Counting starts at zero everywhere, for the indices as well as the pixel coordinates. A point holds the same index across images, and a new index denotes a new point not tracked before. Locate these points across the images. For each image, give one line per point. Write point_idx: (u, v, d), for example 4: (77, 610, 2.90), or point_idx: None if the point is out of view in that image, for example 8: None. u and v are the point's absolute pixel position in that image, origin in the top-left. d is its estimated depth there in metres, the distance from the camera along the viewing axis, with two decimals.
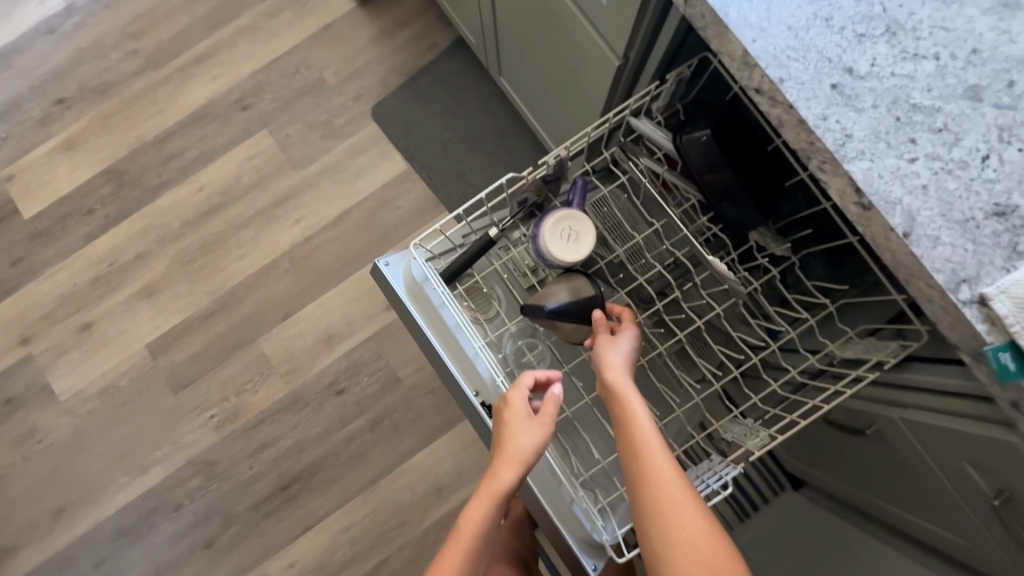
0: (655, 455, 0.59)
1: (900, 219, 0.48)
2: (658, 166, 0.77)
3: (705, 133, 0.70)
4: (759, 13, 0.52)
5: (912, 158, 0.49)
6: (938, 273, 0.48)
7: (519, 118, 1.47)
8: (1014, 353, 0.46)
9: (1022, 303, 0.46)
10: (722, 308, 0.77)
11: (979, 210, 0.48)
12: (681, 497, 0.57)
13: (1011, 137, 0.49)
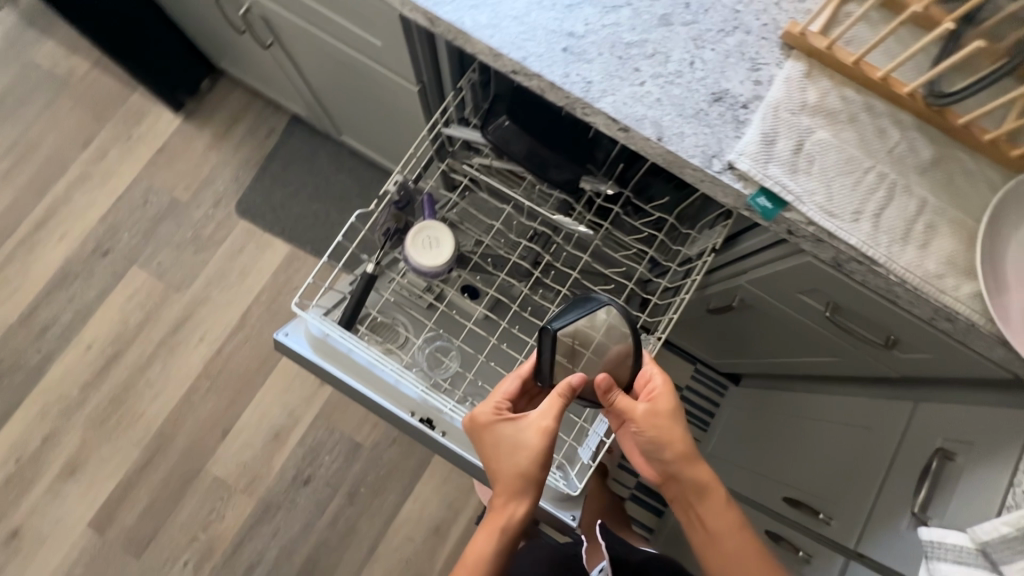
0: (705, 512, 0.67)
1: (651, 129, 0.61)
2: (485, 160, 0.87)
3: (505, 119, 0.82)
4: (490, 15, 0.63)
5: (642, 82, 0.62)
6: (693, 158, 0.60)
7: (376, 167, 1.55)
8: (766, 196, 0.60)
9: (754, 156, 0.59)
10: (587, 253, 0.87)
11: (704, 102, 0.62)
12: (721, 538, 0.66)
13: (703, 42, 0.63)
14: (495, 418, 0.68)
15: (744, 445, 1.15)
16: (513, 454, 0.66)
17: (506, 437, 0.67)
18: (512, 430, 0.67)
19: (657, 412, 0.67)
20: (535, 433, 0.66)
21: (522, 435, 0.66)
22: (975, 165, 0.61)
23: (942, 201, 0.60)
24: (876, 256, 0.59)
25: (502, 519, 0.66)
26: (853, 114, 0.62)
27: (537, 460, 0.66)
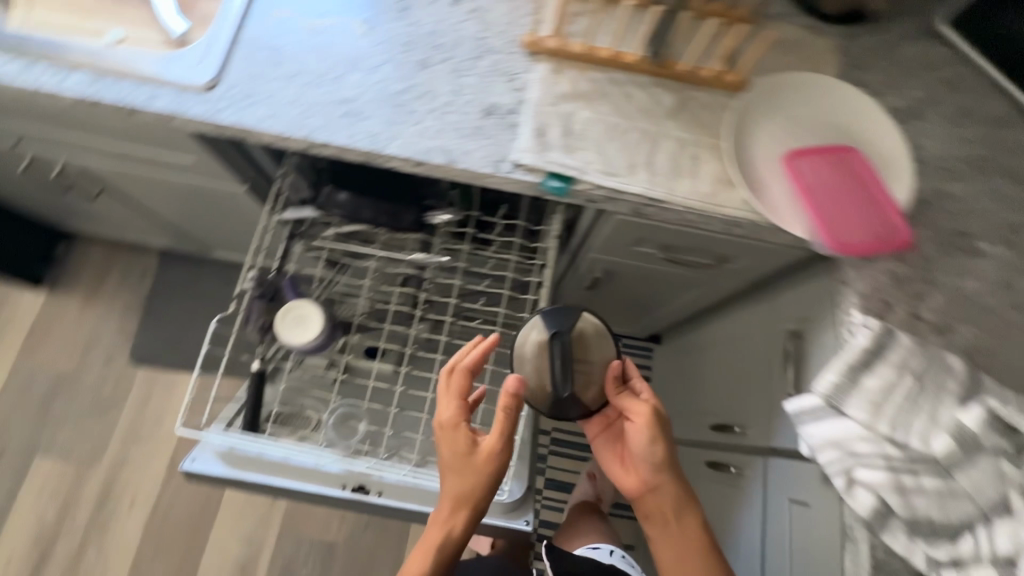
0: (679, 528, 0.65)
1: (441, 156, 0.68)
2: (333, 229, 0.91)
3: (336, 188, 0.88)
4: (266, 107, 0.68)
5: (420, 120, 0.69)
6: (485, 167, 0.68)
7: None
8: (555, 177, 0.68)
9: (531, 150, 0.68)
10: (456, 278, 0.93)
11: (477, 119, 0.70)
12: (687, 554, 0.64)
13: (461, 72, 0.72)
14: (451, 430, 0.70)
15: (675, 392, 1.22)
16: (462, 468, 0.68)
17: (459, 445, 0.69)
18: (467, 443, 0.69)
19: (654, 419, 0.67)
20: (483, 451, 0.69)
21: (472, 450, 0.69)
22: (708, 98, 0.73)
23: (693, 132, 0.71)
24: (659, 195, 0.68)
25: (437, 537, 0.67)
26: (602, 90, 0.72)
27: (479, 477, 0.68)
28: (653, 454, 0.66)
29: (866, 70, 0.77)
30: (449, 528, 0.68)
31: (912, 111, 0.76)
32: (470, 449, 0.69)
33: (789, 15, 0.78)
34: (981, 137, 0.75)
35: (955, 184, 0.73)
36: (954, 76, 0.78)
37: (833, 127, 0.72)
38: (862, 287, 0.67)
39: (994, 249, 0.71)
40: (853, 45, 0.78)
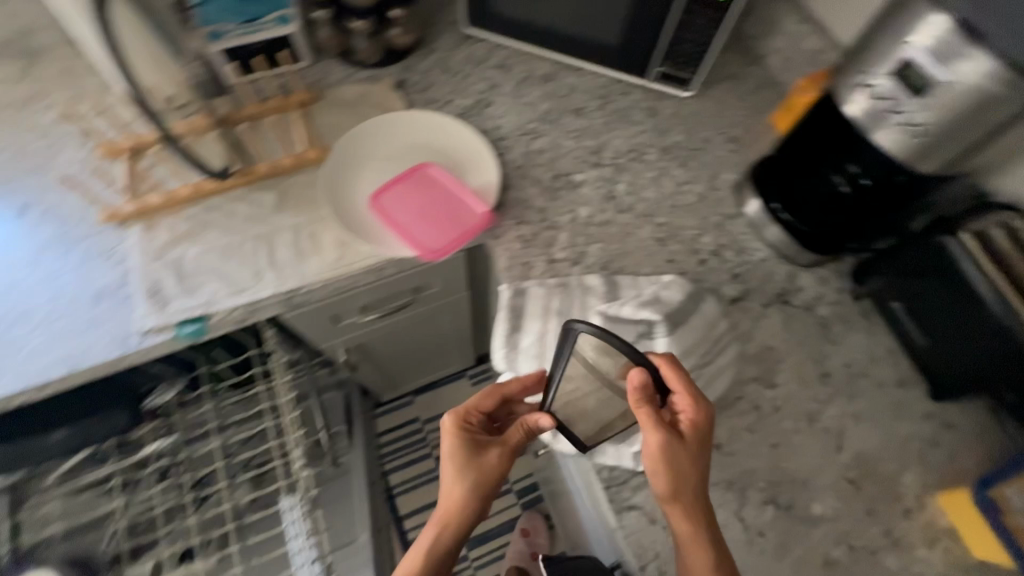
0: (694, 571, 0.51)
1: (62, 367, 0.65)
2: (48, 477, 0.85)
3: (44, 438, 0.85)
4: None
5: (25, 345, 0.66)
6: (112, 352, 0.66)
7: None
8: (186, 322, 0.68)
9: (151, 312, 0.68)
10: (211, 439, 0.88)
11: (88, 311, 0.68)
12: None
13: (54, 275, 0.70)
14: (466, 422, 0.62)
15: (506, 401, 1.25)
16: (458, 472, 0.59)
17: (455, 451, 0.61)
18: (472, 444, 0.61)
19: (676, 446, 0.53)
20: (488, 454, 0.60)
21: (471, 457, 0.60)
22: (306, 177, 0.78)
23: (300, 214, 0.75)
24: (295, 286, 0.71)
25: (427, 543, 0.58)
26: (203, 221, 0.74)
27: (479, 483, 0.59)
28: (670, 486, 0.52)
29: (432, 89, 0.87)
30: (439, 542, 0.58)
31: (482, 102, 0.87)
32: (485, 449, 0.61)
33: (347, 76, 0.86)
34: (541, 96, 0.89)
35: (539, 141, 0.84)
36: (502, 59, 0.92)
37: (417, 149, 0.81)
38: (501, 262, 0.75)
39: (587, 174, 0.82)
40: (412, 74, 0.88)
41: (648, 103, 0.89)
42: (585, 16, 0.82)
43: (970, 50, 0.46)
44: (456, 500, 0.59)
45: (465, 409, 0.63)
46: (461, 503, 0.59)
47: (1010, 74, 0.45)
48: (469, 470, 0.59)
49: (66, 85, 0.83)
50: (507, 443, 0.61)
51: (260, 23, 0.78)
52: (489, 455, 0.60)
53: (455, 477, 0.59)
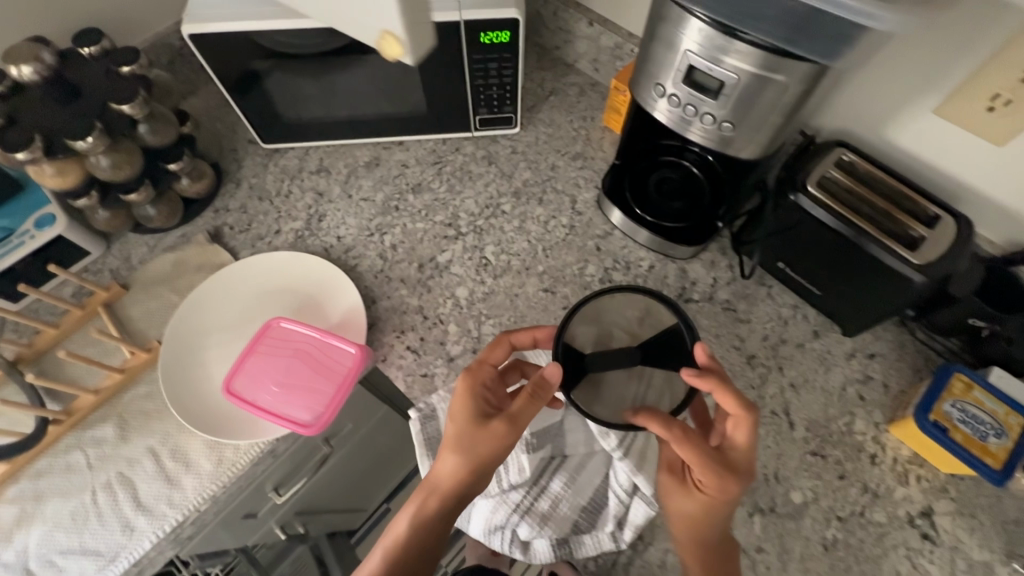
0: None
1: None
2: None
3: None
4: None
5: None
6: None
7: None
8: None
9: None
10: None
11: None
12: None
13: None
14: (471, 385, 0.56)
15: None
16: (457, 435, 0.53)
17: (462, 408, 0.55)
18: (475, 414, 0.54)
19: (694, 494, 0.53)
20: (490, 426, 0.52)
21: (470, 428, 0.53)
22: (146, 385, 0.66)
23: (153, 431, 0.63)
24: (175, 522, 0.59)
25: (421, 497, 0.55)
26: (35, 493, 0.61)
27: (472, 456, 0.52)
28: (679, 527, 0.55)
29: (254, 225, 0.78)
30: (423, 514, 0.55)
31: (315, 216, 0.79)
32: (487, 423, 0.53)
33: (152, 249, 0.75)
34: (374, 185, 0.82)
35: (392, 235, 0.78)
36: (318, 164, 0.84)
37: (260, 297, 0.71)
38: (400, 384, 0.68)
39: (452, 251, 0.77)
40: (226, 217, 0.78)
41: (483, 152, 0.85)
42: (382, 94, 0.78)
43: (729, 45, 0.47)
44: (455, 466, 0.53)
45: (477, 368, 0.57)
46: (452, 467, 0.53)
47: (769, 55, 0.46)
48: (462, 435, 0.53)
49: None
50: (513, 418, 0.53)
51: (14, 238, 0.65)
52: (490, 428, 0.53)
53: (453, 441, 0.53)
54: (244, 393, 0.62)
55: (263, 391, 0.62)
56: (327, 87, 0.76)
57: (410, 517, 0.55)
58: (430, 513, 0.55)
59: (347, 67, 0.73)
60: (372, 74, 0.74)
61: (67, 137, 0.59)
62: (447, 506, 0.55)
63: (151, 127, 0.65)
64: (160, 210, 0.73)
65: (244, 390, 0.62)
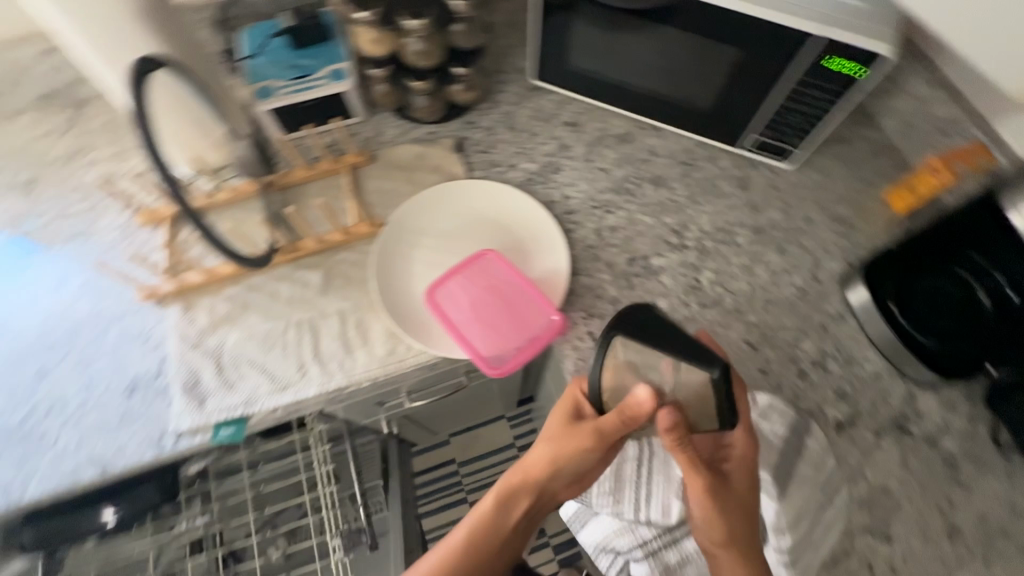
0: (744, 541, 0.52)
1: (92, 467, 0.61)
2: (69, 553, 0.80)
3: (26, 530, 0.73)
4: None
5: (56, 440, 0.62)
6: (145, 454, 0.61)
7: None
8: (223, 424, 0.62)
9: (188, 410, 0.62)
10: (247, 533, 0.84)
11: (121, 403, 0.63)
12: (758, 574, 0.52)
13: (88, 359, 0.65)
14: (571, 394, 0.56)
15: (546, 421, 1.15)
16: (551, 431, 0.56)
17: (560, 410, 0.57)
18: (569, 416, 0.56)
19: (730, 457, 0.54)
20: (583, 429, 0.55)
21: (564, 423, 0.56)
22: (357, 253, 0.71)
23: (349, 298, 0.68)
24: (339, 384, 0.64)
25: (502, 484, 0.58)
26: (245, 301, 0.68)
27: (562, 453, 0.55)
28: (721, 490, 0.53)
29: (494, 150, 0.78)
30: (507, 503, 0.58)
31: (550, 167, 0.78)
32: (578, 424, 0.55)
33: (402, 134, 0.79)
34: (615, 161, 0.79)
35: (618, 217, 0.75)
36: (571, 118, 0.82)
37: (479, 223, 0.72)
38: (568, 365, 0.66)
39: (668, 258, 0.72)
40: (473, 133, 0.79)
41: (739, 172, 0.78)
42: (672, 77, 0.73)
43: None
44: (543, 458, 0.56)
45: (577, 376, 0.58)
46: (542, 456, 0.56)
47: None
48: (553, 433, 0.56)
49: (112, 140, 0.78)
50: (606, 433, 0.54)
51: (309, 81, 0.72)
52: (583, 436, 0.54)
53: (546, 436, 0.56)
54: (442, 305, 0.65)
55: (459, 312, 0.65)
56: (624, 48, 0.72)
57: (492, 503, 0.58)
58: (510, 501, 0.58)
59: (654, 35, 0.68)
60: (677, 53, 0.69)
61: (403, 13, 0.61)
62: (530, 501, 0.58)
63: (463, 29, 0.67)
64: (428, 105, 0.76)
65: (441, 300, 0.65)
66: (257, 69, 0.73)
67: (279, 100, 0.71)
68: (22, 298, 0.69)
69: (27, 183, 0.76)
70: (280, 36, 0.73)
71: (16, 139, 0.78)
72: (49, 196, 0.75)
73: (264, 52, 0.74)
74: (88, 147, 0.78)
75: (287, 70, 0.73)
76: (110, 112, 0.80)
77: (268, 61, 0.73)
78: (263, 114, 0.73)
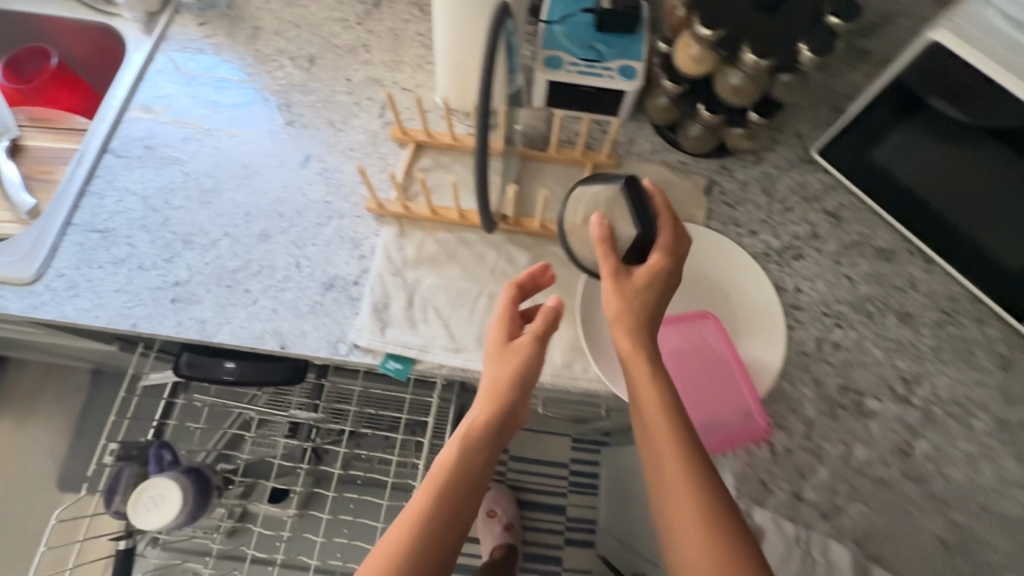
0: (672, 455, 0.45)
1: (273, 340, 0.64)
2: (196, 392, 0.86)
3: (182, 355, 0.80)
4: (90, 298, 0.65)
5: (254, 301, 0.66)
6: (319, 350, 0.64)
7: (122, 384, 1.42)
8: (394, 358, 0.63)
9: (370, 329, 0.63)
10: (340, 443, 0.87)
11: (316, 294, 0.66)
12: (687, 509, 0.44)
13: (303, 241, 0.69)
14: (502, 317, 0.57)
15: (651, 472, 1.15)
16: (494, 354, 0.55)
17: (501, 329, 0.56)
18: (505, 334, 0.56)
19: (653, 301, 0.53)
20: (519, 343, 0.55)
21: (499, 344, 0.56)
22: (569, 253, 0.69)
23: (545, 293, 0.66)
24: None
25: (460, 430, 0.52)
26: (451, 252, 0.68)
27: (503, 371, 0.54)
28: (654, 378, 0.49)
29: (740, 208, 0.72)
30: (467, 447, 0.51)
31: (793, 251, 0.70)
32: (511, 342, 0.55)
33: (655, 152, 0.75)
34: (866, 275, 0.70)
35: (846, 337, 0.66)
36: (835, 208, 0.73)
37: (704, 279, 0.67)
38: (737, 466, 0.60)
39: (885, 406, 0.63)
40: (726, 181, 0.73)
41: (1005, 350, 0.66)
42: (988, 222, 0.59)
43: None
44: (496, 399, 0.53)
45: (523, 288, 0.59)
46: (487, 400, 0.53)
47: None
48: (500, 351, 0.55)
49: (391, 48, 0.81)
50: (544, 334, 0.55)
51: (599, 68, 0.69)
52: (514, 350, 0.55)
53: (491, 358, 0.55)
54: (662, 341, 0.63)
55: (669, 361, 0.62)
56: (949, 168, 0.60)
57: (447, 449, 0.51)
58: (474, 451, 0.51)
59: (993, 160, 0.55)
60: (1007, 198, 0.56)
61: (748, 44, 0.56)
62: (486, 452, 0.52)
63: (789, 81, 0.61)
64: (701, 136, 0.71)
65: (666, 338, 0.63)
66: (554, 36, 0.71)
67: (563, 75, 0.69)
68: (269, 161, 0.73)
69: (307, 58, 0.80)
70: (590, 12, 0.71)
71: (313, 14, 0.83)
72: (320, 79, 0.79)
73: (567, 21, 0.71)
74: (368, 45, 0.81)
75: (583, 48, 0.70)
76: (397, 21, 0.83)
77: (567, 32, 0.70)
78: (540, 82, 0.71)
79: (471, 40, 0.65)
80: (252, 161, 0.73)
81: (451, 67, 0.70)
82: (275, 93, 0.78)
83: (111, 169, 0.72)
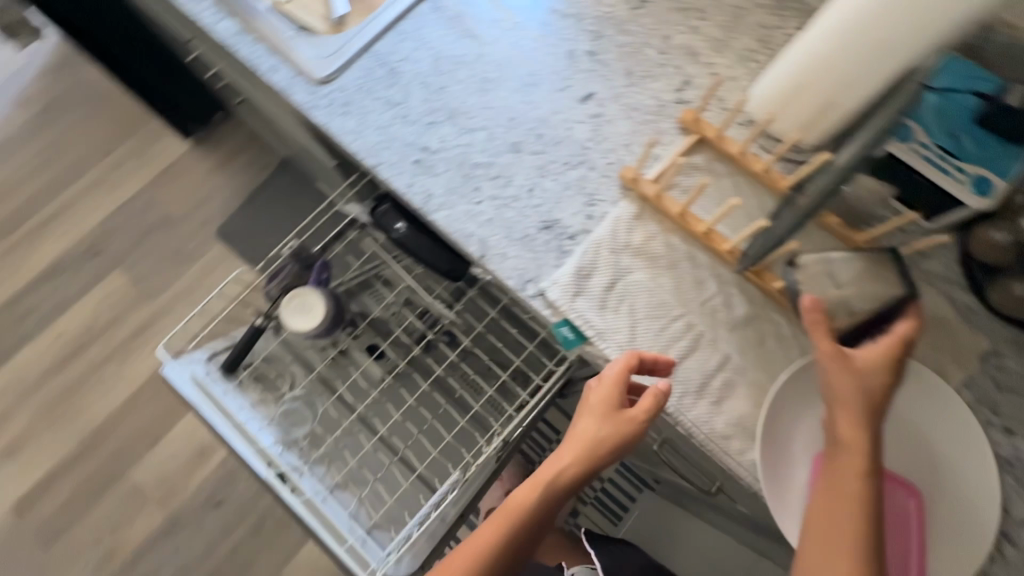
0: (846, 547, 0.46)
1: (476, 246, 0.65)
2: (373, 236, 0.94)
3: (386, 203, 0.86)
4: (355, 122, 0.70)
5: (478, 201, 0.66)
6: (509, 279, 0.64)
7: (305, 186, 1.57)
8: (569, 326, 0.62)
9: (563, 288, 0.62)
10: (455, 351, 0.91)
11: (532, 228, 0.65)
12: None
13: (546, 172, 0.68)
14: (611, 383, 0.57)
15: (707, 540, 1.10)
16: (594, 414, 0.58)
17: (604, 397, 0.58)
18: (609, 402, 0.57)
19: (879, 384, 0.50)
20: (621, 416, 0.57)
21: (600, 407, 0.57)
22: (789, 330, 0.61)
23: (743, 355, 0.61)
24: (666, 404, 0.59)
25: (548, 473, 0.58)
26: (674, 261, 0.64)
27: (602, 440, 0.57)
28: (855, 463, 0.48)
29: (1009, 396, 0.59)
30: (552, 492, 0.58)
31: None
32: (614, 412, 0.57)
33: (946, 281, 0.62)
34: None
35: None
36: None
37: (921, 447, 0.57)
38: None
39: None
40: (1010, 358, 0.60)
41: None
42: None
43: None
44: (586, 456, 0.57)
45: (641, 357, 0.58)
46: (579, 458, 0.57)
47: None
48: (605, 411, 0.57)
49: (725, 26, 0.74)
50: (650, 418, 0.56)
51: (951, 164, 0.58)
52: (614, 421, 0.57)
53: (586, 419, 0.58)
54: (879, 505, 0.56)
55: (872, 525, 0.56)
56: None
57: (530, 488, 0.58)
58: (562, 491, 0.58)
59: None
60: None
61: None
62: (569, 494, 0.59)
63: None
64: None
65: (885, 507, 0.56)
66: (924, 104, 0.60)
67: (903, 151, 0.60)
68: (554, 80, 0.72)
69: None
70: (984, 97, 0.59)
71: None
72: (641, 23, 0.75)
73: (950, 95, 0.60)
74: (704, 12, 0.75)
75: (947, 133, 0.59)
76: (746, 1, 0.75)
77: (941, 108, 0.60)
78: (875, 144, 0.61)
79: (837, 66, 0.56)
80: (540, 72, 0.72)
81: (789, 84, 0.61)
82: (592, 18, 0.75)
83: (422, 16, 0.74)
